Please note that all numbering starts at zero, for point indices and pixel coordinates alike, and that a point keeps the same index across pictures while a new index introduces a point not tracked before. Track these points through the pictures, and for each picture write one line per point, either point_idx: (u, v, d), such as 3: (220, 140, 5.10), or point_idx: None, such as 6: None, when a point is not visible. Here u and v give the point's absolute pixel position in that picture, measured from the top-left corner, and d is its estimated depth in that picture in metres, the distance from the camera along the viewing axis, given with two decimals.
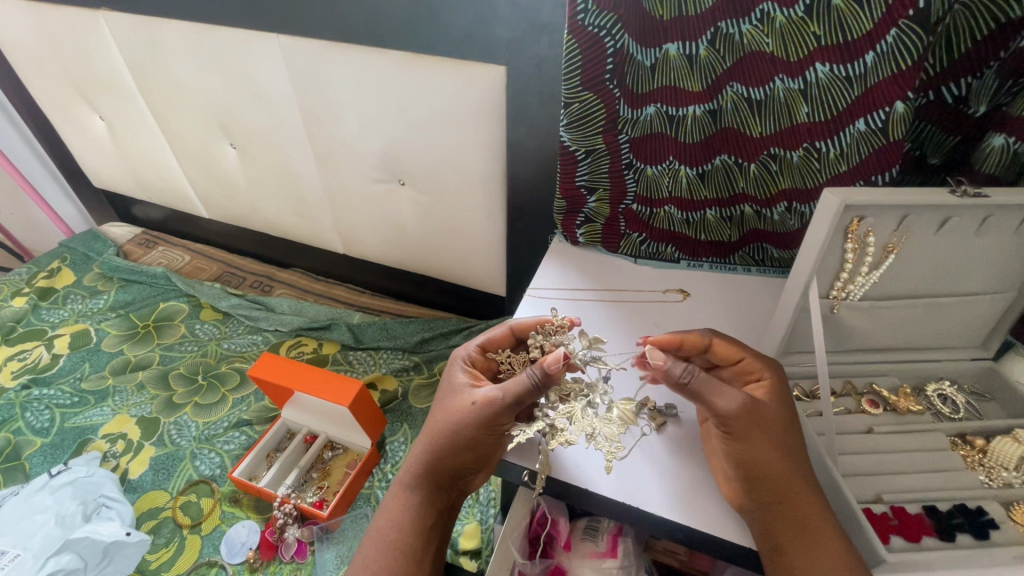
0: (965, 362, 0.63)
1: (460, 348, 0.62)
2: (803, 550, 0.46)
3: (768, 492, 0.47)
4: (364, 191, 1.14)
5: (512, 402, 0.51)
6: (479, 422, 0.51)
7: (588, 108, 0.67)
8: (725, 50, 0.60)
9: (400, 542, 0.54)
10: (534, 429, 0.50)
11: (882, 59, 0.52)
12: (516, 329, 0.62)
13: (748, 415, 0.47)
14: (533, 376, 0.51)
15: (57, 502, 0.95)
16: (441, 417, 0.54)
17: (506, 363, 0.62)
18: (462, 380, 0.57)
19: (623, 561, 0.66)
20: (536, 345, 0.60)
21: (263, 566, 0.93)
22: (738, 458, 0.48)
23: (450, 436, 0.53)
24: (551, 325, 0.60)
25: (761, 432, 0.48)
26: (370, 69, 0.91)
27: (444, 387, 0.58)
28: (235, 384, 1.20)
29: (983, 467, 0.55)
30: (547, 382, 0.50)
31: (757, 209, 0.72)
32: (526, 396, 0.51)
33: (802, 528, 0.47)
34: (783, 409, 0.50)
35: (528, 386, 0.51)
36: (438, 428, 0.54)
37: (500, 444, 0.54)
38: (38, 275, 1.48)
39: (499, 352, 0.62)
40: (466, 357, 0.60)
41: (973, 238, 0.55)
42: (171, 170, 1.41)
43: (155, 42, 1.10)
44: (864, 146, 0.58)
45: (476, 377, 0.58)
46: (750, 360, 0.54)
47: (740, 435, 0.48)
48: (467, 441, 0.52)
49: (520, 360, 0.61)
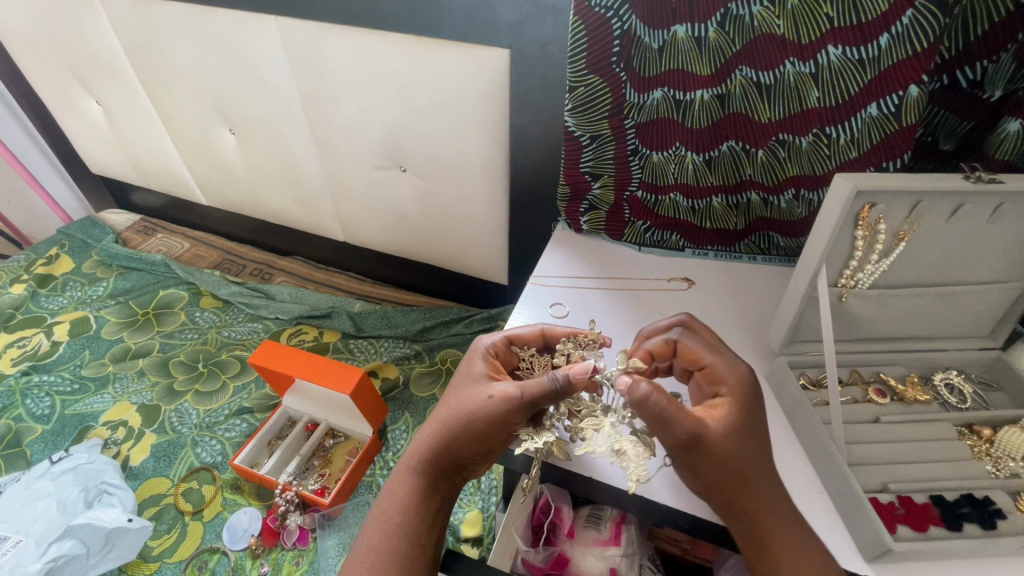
0: (973, 351, 0.62)
1: (483, 339, 0.61)
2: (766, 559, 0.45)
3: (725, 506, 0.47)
4: (366, 177, 1.13)
5: (528, 403, 0.51)
6: (494, 414, 0.51)
7: (592, 93, 0.67)
8: (735, 32, 0.59)
9: (403, 526, 0.52)
10: (545, 439, 0.51)
11: (897, 40, 0.52)
12: (548, 333, 0.62)
13: (695, 445, 0.45)
14: (555, 381, 0.50)
15: (58, 488, 0.94)
16: (455, 404, 0.54)
17: (527, 361, 0.61)
18: (480, 371, 0.57)
19: (626, 548, 0.66)
20: (563, 352, 0.60)
21: (265, 553, 0.93)
22: (695, 481, 0.47)
23: (464, 423, 0.52)
24: (585, 338, 0.60)
25: (709, 463, 0.46)
26: (369, 53, 0.89)
27: (461, 375, 0.57)
28: (236, 371, 1.20)
29: (990, 457, 0.55)
30: (569, 390, 0.50)
31: (764, 196, 0.71)
32: (542, 399, 0.51)
33: (756, 536, 0.46)
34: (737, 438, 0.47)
35: (547, 389, 0.50)
36: (452, 414, 0.53)
37: (507, 441, 0.54)
38: (37, 262, 1.47)
39: (522, 348, 0.62)
40: (489, 348, 0.60)
41: (986, 225, 0.54)
42: (169, 156, 1.39)
43: (151, 24, 1.07)
44: (876, 132, 0.57)
45: (495, 369, 0.58)
46: (712, 367, 0.52)
47: (693, 461, 0.46)
48: (480, 430, 0.52)
49: (542, 364, 0.61)
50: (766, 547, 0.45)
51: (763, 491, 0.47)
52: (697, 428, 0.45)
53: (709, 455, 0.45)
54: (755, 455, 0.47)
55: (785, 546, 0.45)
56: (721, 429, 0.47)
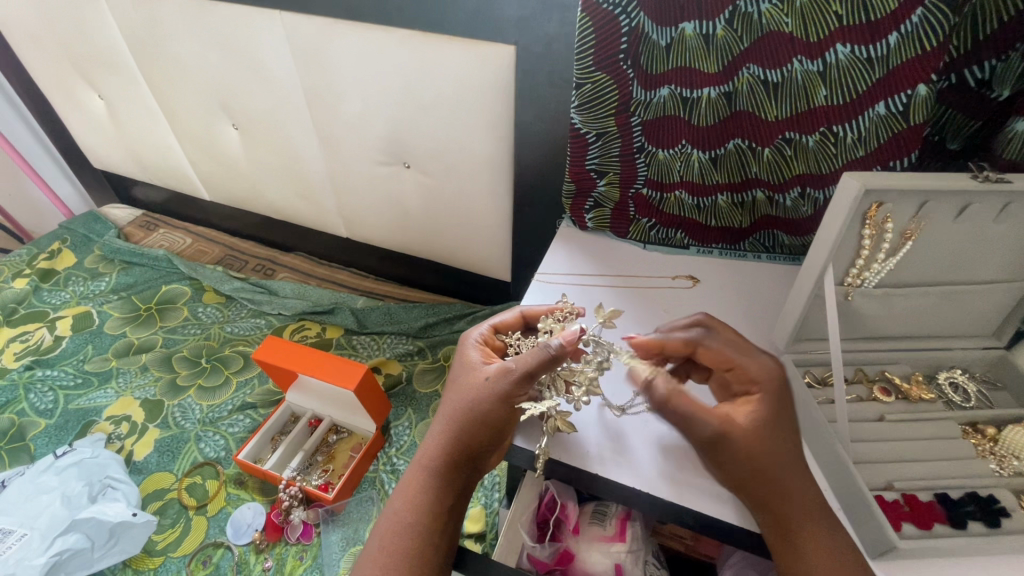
0: (977, 351, 0.63)
1: (470, 333, 0.61)
2: (791, 556, 0.46)
3: (758, 500, 0.46)
4: (369, 173, 1.13)
5: (525, 374, 0.52)
6: (496, 393, 0.52)
7: (600, 90, 0.66)
8: (742, 29, 0.58)
9: (416, 524, 0.52)
10: (546, 404, 0.53)
11: (906, 39, 0.52)
12: (526, 314, 0.63)
13: (725, 441, 0.46)
14: (547, 349, 0.52)
15: (63, 482, 0.94)
16: (458, 395, 0.54)
17: (515, 345, 0.61)
18: (476, 359, 0.57)
19: (630, 545, 0.67)
20: (546, 329, 0.60)
21: (269, 547, 0.93)
22: (725, 477, 0.47)
23: (468, 411, 0.53)
24: (560, 313, 0.62)
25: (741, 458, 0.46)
26: (375, 48, 0.89)
27: (458, 368, 0.57)
28: (239, 367, 1.20)
29: (994, 456, 0.55)
30: (562, 354, 0.52)
31: (769, 194, 0.71)
32: (540, 367, 0.52)
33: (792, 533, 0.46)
34: (769, 429, 0.47)
35: (542, 357, 0.52)
36: (456, 407, 0.53)
37: (513, 421, 0.54)
38: (39, 256, 1.47)
39: (507, 335, 0.63)
40: (479, 338, 0.60)
41: (993, 225, 0.54)
42: (172, 150, 1.38)
43: (154, 19, 1.07)
44: (883, 131, 0.57)
45: (488, 355, 0.58)
46: (743, 367, 0.51)
47: (721, 458, 0.47)
48: (484, 416, 0.52)
49: (529, 342, 0.61)
50: (788, 542, 0.46)
51: (795, 489, 0.46)
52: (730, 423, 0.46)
53: (741, 453, 0.46)
54: (788, 453, 0.47)
55: (812, 535, 0.46)
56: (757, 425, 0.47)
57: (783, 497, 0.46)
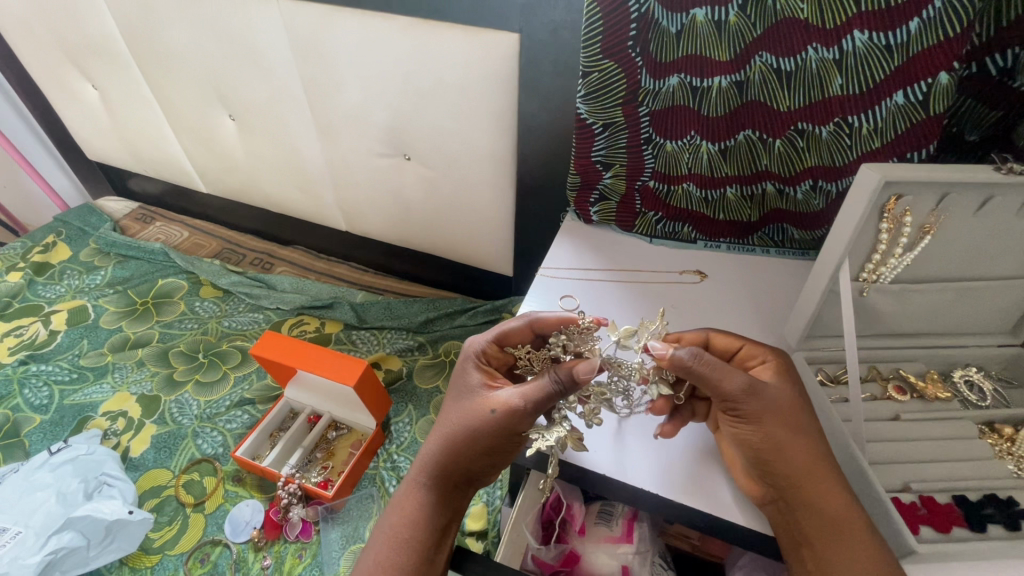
0: (994, 348, 0.61)
1: (473, 342, 0.59)
2: (831, 549, 0.44)
3: (785, 480, 0.46)
4: (369, 165, 1.11)
5: (532, 410, 0.49)
6: (498, 425, 0.50)
7: (607, 78, 0.64)
8: (756, 16, 0.56)
9: (411, 541, 0.51)
10: (557, 434, 0.50)
11: (928, 26, 0.50)
12: (537, 324, 0.59)
13: (751, 395, 0.47)
14: (558, 383, 0.50)
15: (58, 479, 0.93)
16: (457, 417, 0.53)
17: (524, 360, 0.59)
18: (477, 380, 0.55)
19: (638, 546, 0.66)
20: (558, 346, 0.57)
21: (268, 545, 0.92)
22: (753, 449, 0.47)
23: (468, 436, 0.51)
24: (576, 327, 0.57)
25: (768, 415, 0.47)
26: (375, 36, 0.87)
27: (458, 386, 0.56)
28: (237, 362, 1.19)
29: (1012, 456, 0.54)
30: (572, 388, 0.50)
31: (780, 187, 0.69)
32: (547, 402, 0.50)
33: (830, 525, 0.45)
34: (789, 386, 0.49)
35: (551, 391, 0.50)
36: (454, 429, 0.52)
37: (513, 450, 0.53)
38: (33, 249, 1.45)
39: (516, 347, 0.59)
40: (479, 352, 0.58)
41: (1014, 219, 0.52)
42: (167, 141, 1.36)
43: (148, 7, 1.04)
44: (901, 121, 0.55)
45: (490, 376, 0.56)
46: (750, 347, 0.52)
47: (751, 412, 0.46)
48: (484, 443, 0.51)
49: (540, 358, 0.58)
50: (830, 533, 0.45)
51: (825, 475, 0.46)
52: (752, 378, 0.47)
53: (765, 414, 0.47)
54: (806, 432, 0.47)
55: (847, 526, 0.45)
56: (777, 389, 0.48)
57: (811, 481, 0.46)
